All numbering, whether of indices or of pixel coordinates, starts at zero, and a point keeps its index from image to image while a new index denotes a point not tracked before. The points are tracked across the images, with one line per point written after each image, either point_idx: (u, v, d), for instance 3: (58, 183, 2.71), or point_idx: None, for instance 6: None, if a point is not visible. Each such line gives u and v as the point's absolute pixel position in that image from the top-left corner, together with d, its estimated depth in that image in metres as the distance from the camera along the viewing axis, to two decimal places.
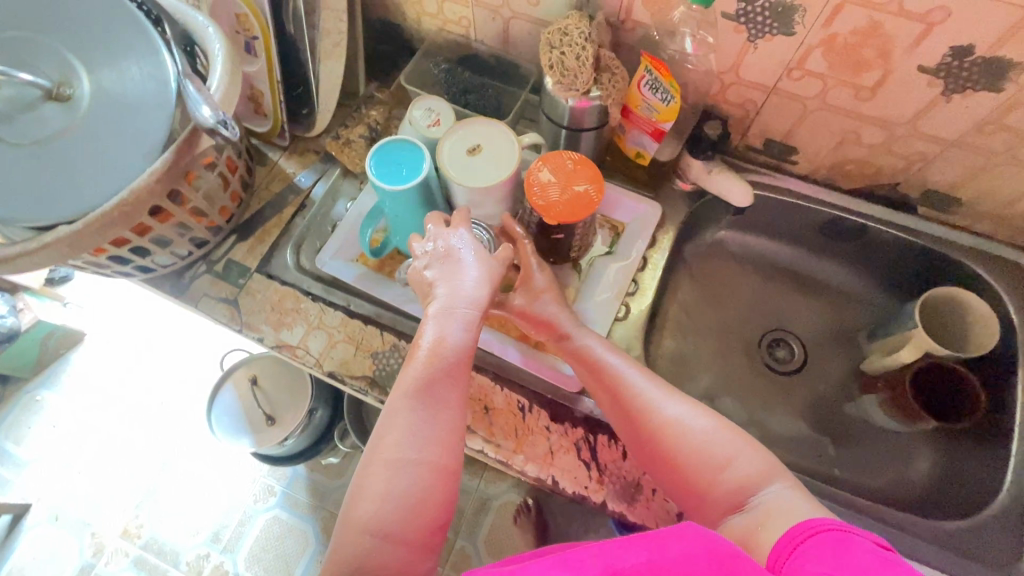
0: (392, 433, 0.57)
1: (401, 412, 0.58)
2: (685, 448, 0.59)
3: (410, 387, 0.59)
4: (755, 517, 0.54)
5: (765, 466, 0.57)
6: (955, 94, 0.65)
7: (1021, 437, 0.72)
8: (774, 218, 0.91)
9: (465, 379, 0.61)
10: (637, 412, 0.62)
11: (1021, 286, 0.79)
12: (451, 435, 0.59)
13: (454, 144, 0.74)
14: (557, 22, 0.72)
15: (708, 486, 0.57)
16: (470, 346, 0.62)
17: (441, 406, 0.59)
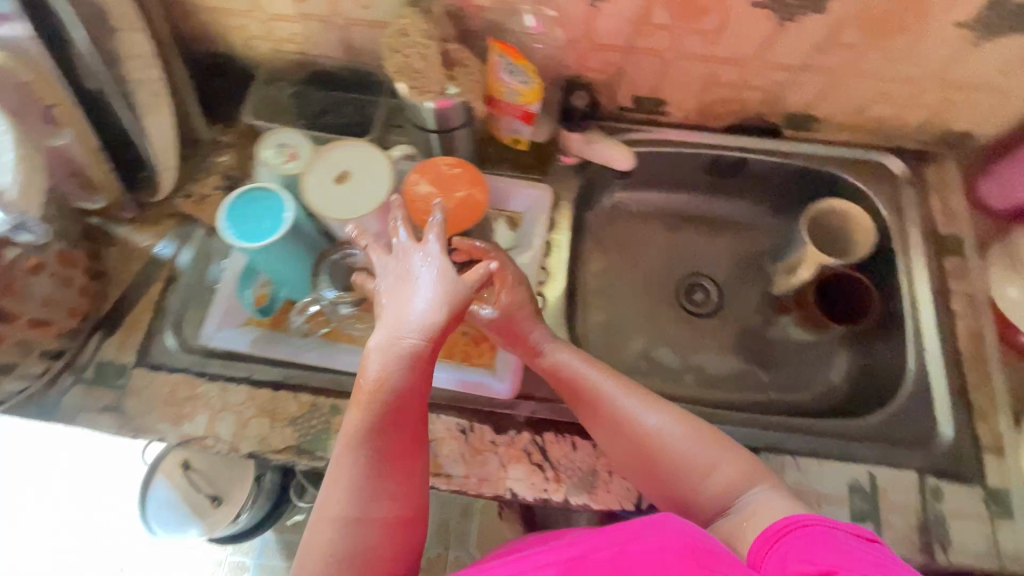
0: (338, 492, 0.52)
1: (351, 467, 0.52)
2: (666, 455, 0.59)
3: (361, 431, 0.53)
4: (741, 514, 0.54)
5: (744, 466, 0.58)
6: (789, 22, 0.67)
7: (911, 316, 0.78)
8: (662, 170, 0.92)
9: (419, 424, 0.55)
10: (610, 425, 0.61)
11: (887, 184, 0.85)
12: (402, 476, 0.54)
13: (319, 178, 0.70)
14: (395, 23, 0.68)
15: (689, 488, 0.58)
16: (422, 382, 0.54)
17: (392, 455, 0.53)
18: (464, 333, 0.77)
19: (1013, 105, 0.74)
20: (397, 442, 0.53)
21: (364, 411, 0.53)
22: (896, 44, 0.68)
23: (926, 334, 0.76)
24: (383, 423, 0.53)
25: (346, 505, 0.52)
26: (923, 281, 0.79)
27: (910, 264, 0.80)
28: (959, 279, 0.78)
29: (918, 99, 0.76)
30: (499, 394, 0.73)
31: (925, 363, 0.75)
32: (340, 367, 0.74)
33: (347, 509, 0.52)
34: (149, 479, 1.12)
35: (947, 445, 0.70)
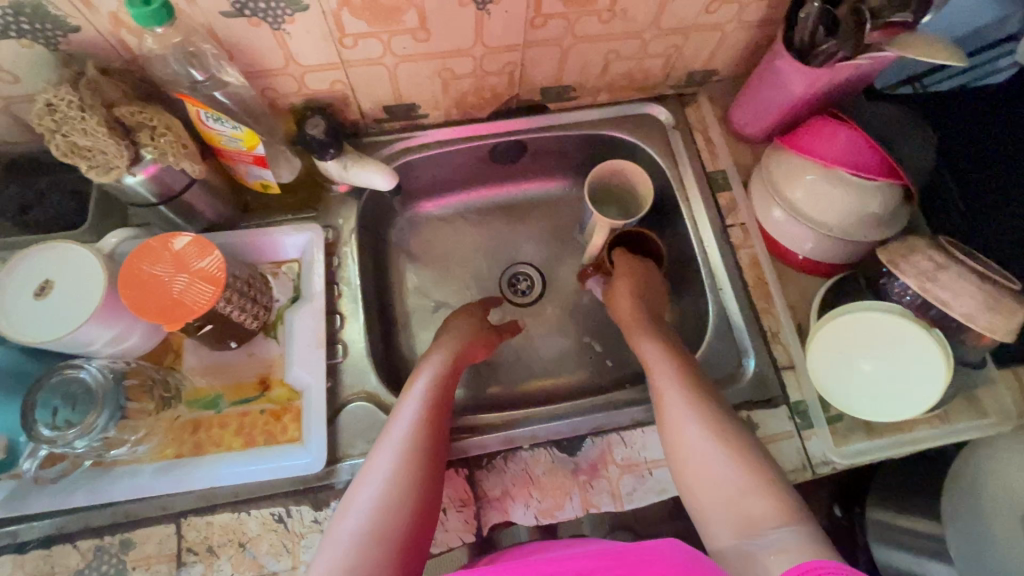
0: (434, 467, 0.59)
1: (434, 450, 0.61)
2: (701, 475, 0.55)
3: (414, 435, 0.61)
4: (760, 550, 0.48)
5: (771, 503, 0.50)
6: (488, 6, 0.63)
7: (703, 258, 0.81)
8: (447, 170, 0.88)
9: (430, 459, 0.59)
10: (683, 425, 0.59)
11: (658, 134, 0.87)
12: (397, 534, 0.53)
13: (12, 300, 0.59)
14: (39, 97, 0.56)
15: (711, 501, 0.54)
16: (443, 397, 0.67)
17: (437, 459, 0.60)
18: (261, 411, 0.70)
19: (734, 36, 0.76)
20: (443, 449, 0.62)
21: (405, 421, 0.62)
22: (602, 5, 0.66)
23: (718, 272, 0.80)
24: (440, 406, 0.65)
25: (419, 505, 0.56)
26: (705, 221, 0.82)
27: (691, 207, 0.83)
28: (733, 212, 0.82)
29: (651, 50, 0.76)
30: (308, 469, 0.66)
31: (721, 300, 0.79)
32: (119, 497, 0.64)
33: (410, 521, 0.55)
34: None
35: (753, 374, 0.74)
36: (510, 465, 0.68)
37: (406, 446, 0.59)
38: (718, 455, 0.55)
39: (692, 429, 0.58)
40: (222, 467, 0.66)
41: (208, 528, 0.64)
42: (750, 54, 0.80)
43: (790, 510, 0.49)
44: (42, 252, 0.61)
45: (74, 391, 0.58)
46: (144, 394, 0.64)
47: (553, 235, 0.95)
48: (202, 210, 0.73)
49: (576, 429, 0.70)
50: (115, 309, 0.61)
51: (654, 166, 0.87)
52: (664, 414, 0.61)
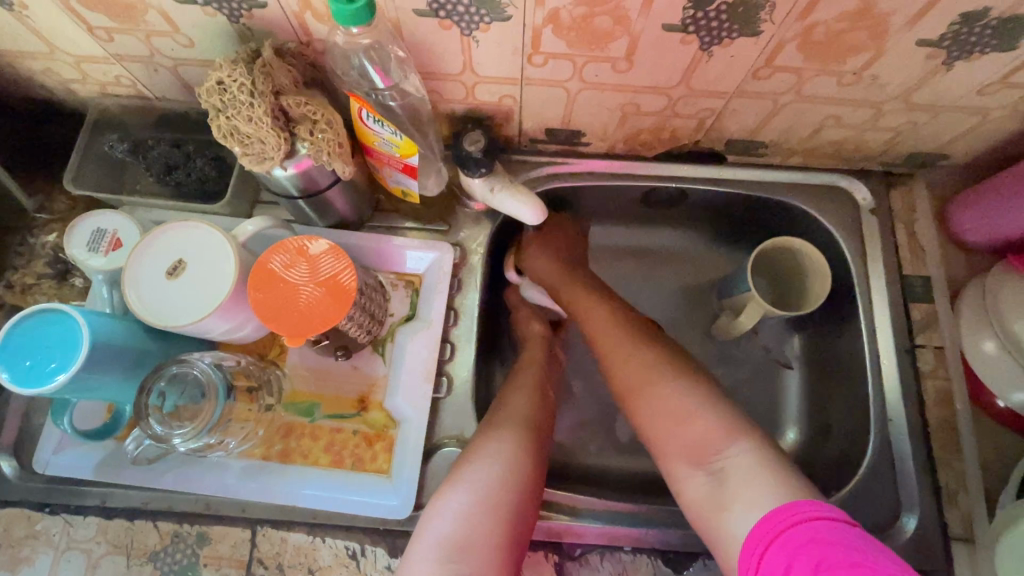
0: (529, 492, 0.54)
1: (532, 473, 0.55)
2: (648, 413, 0.57)
3: (517, 446, 0.56)
4: (714, 485, 0.51)
5: (718, 428, 0.53)
6: (714, 47, 0.52)
7: (875, 376, 0.67)
8: (589, 203, 0.79)
9: (532, 470, 0.56)
10: (632, 360, 0.61)
11: (850, 213, 0.73)
12: (499, 541, 0.49)
13: (146, 275, 0.57)
14: (211, 73, 0.52)
15: (665, 433, 0.56)
16: (544, 407, 0.63)
17: (535, 480, 0.55)
18: (353, 432, 0.65)
19: (994, 124, 0.61)
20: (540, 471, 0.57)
21: (503, 426, 0.59)
22: (850, 67, 0.54)
23: (890, 399, 0.66)
24: (540, 415, 0.61)
25: (514, 527, 0.51)
26: (887, 333, 0.68)
27: (873, 312, 0.69)
28: (925, 331, 0.68)
29: (880, 122, 0.63)
30: (392, 512, 0.62)
31: (888, 434, 0.65)
32: (203, 489, 0.62)
33: (504, 542, 0.50)
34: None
35: (909, 537, 0.62)
36: (604, 565, 0.61)
37: (507, 449, 0.56)
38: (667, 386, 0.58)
39: (623, 355, 0.62)
40: (306, 485, 0.62)
41: (282, 544, 0.62)
42: (1002, 146, 0.65)
43: (733, 432, 0.53)
44: (190, 229, 0.58)
45: (185, 379, 0.56)
46: (248, 396, 0.61)
47: (685, 292, 0.83)
48: (338, 208, 0.68)
49: (688, 544, 0.62)
50: (239, 304, 0.58)
51: (833, 250, 0.73)
52: (605, 355, 0.64)
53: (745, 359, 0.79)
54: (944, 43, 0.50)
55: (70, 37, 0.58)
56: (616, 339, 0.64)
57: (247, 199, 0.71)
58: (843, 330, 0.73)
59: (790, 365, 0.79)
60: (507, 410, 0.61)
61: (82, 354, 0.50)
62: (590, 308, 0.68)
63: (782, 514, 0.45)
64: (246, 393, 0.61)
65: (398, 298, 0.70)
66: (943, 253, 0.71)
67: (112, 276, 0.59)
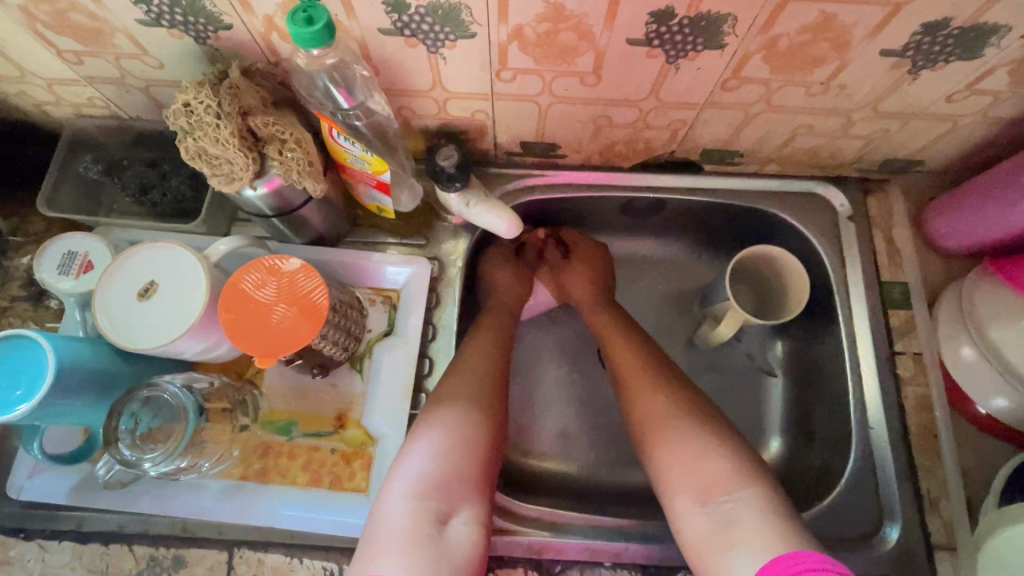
0: (497, 432, 0.58)
1: (500, 414, 0.59)
2: (660, 446, 0.57)
3: (488, 390, 0.60)
4: (720, 523, 0.50)
5: (728, 467, 0.53)
6: (680, 60, 0.52)
7: (855, 383, 0.67)
8: (569, 214, 0.79)
9: (502, 409, 0.60)
10: (645, 388, 0.62)
11: (827, 221, 0.73)
12: (474, 474, 0.54)
13: (117, 298, 0.56)
14: (178, 95, 0.52)
15: (676, 469, 0.55)
16: (508, 348, 0.67)
17: (503, 419, 0.59)
18: (331, 450, 0.65)
19: (965, 131, 0.61)
20: (505, 407, 0.61)
21: (473, 369, 0.61)
22: (817, 77, 0.54)
23: (870, 406, 0.66)
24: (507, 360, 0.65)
25: (486, 462, 0.55)
26: (866, 340, 0.68)
27: (851, 318, 0.69)
28: (904, 337, 0.68)
29: (852, 130, 0.63)
30: None
31: (868, 442, 0.65)
32: (178, 511, 0.61)
33: (478, 473, 0.54)
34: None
35: (893, 547, 0.61)
36: None
37: (480, 392, 0.59)
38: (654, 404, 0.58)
39: (642, 390, 0.62)
40: (283, 505, 0.62)
41: (259, 565, 0.61)
42: (975, 152, 0.65)
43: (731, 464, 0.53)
44: (162, 250, 0.58)
45: (159, 403, 0.56)
46: (223, 416, 0.60)
47: (667, 301, 0.83)
48: (314, 225, 0.68)
49: (669, 558, 0.61)
50: (212, 325, 0.58)
51: (812, 257, 0.73)
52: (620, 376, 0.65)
53: (728, 368, 0.79)
54: (908, 52, 0.50)
55: (40, 61, 0.58)
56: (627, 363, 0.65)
57: (223, 217, 0.71)
58: (823, 337, 0.73)
59: (773, 373, 0.78)
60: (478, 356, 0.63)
61: (48, 379, 0.49)
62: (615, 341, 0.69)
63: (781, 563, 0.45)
64: (220, 414, 0.60)
65: (377, 314, 0.70)
66: (920, 258, 0.71)
67: (84, 299, 0.59)
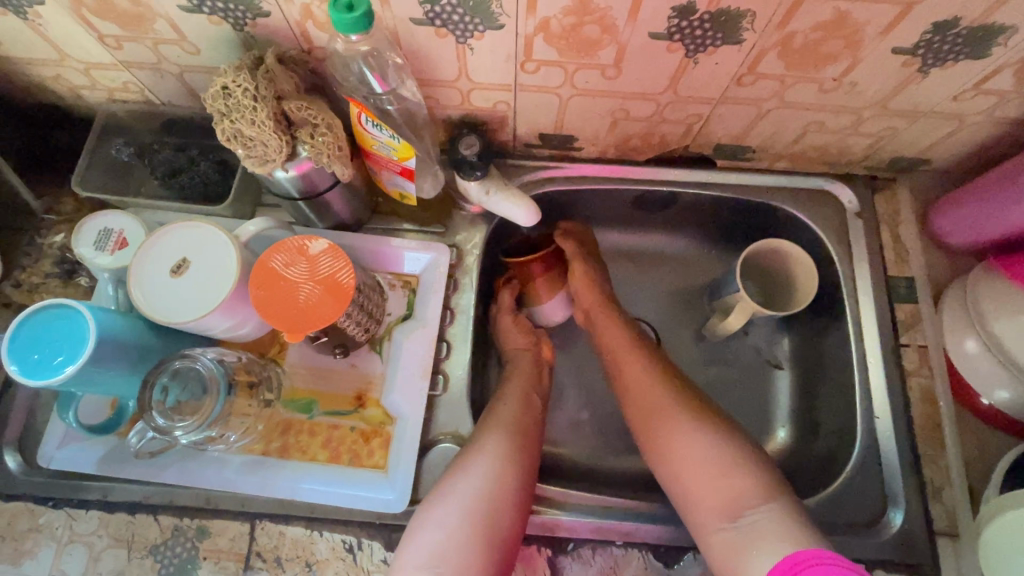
0: (509, 501, 0.57)
1: (514, 484, 0.58)
2: (685, 464, 0.59)
3: (499, 462, 0.59)
4: (744, 538, 0.53)
5: (753, 485, 0.56)
6: (699, 54, 0.55)
7: (861, 374, 0.69)
8: (582, 207, 0.81)
9: (517, 481, 0.59)
10: (675, 421, 0.61)
11: (835, 217, 0.75)
12: (478, 553, 0.54)
13: (150, 273, 0.58)
14: (217, 78, 0.54)
15: (699, 484, 0.57)
16: (532, 417, 0.65)
17: (518, 490, 0.58)
18: (351, 428, 0.67)
19: (971, 130, 0.63)
20: (524, 477, 0.60)
21: (490, 441, 0.61)
22: (829, 74, 0.56)
23: (875, 396, 0.68)
24: (526, 425, 0.63)
25: (494, 534, 0.55)
26: (872, 332, 0.70)
27: (858, 311, 0.71)
28: (909, 330, 0.70)
29: (862, 128, 0.65)
30: (387, 506, 0.63)
31: (874, 430, 0.67)
32: (203, 483, 0.63)
33: (482, 554, 0.54)
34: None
35: (897, 531, 0.63)
36: (596, 559, 0.61)
37: (490, 464, 0.59)
38: (698, 440, 0.59)
39: (661, 404, 0.63)
40: (304, 480, 0.64)
41: (280, 538, 0.62)
42: (981, 151, 0.67)
43: (769, 491, 0.55)
44: (195, 229, 0.60)
45: (188, 375, 0.58)
46: (248, 391, 0.63)
47: (677, 295, 0.85)
48: (337, 210, 0.70)
49: (679, 538, 0.63)
50: (240, 302, 0.60)
51: (819, 252, 0.75)
52: (645, 400, 0.65)
53: (735, 360, 0.81)
54: (918, 50, 0.52)
55: (81, 45, 0.60)
56: (650, 380, 0.65)
57: (249, 202, 0.73)
58: (830, 329, 0.75)
59: (780, 366, 0.80)
60: (491, 423, 0.63)
61: (89, 347, 0.51)
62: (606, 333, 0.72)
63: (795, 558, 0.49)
64: (246, 388, 0.62)
65: (398, 298, 0.72)
66: (926, 254, 0.73)
67: (117, 274, 0.61)
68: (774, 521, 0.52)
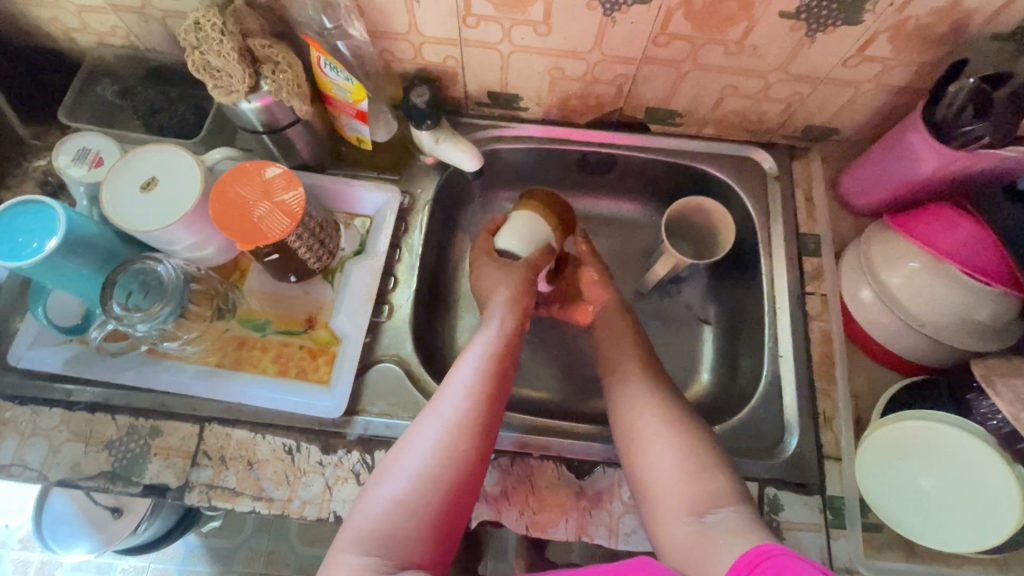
0: (457, 481, 0.57)
1: (465, 462, 0.59)
2: (654, 452, 0.61)
3: (451, 439, 0.59)
4: (710, 531, 0.53)
5: (725, 485, 0.58)
6: (615, 13, 0.62)
7: (771, 319, 0.76)
8: (531, 168, 0.88)
9: (473, 459, 0.59)
10: (640, 403, 0.66)
11: (755, 181, 0.82)
12: (422, 529, 0.55)
13: (121, 187, 0.65)
14: (191, 16, 0.61)
15: (668, 475, 0.59)
16: (499, 392, 0.64)
17: (472, 468, 0.59)
18: (300, 346, 0.73)
19: (865, 98, 0.71)
20: (478, 453, 0.60)
21: (443, 416, 0.61)
22: (731, 36, 0.64)
23: (781, 338, 0.74)
24: (487, 402, 0.62)
25: (441, 510, 0.56)
26: (782, 283, 0.77)
27: (770, 264, 0.78)
28: (816, 280, 0.76)
29: (772, 94, 0.72)
30: (328, 412, 0.69)
31: (778, 367, 0.73)
32: (161, 386, 0.69)
33: (427, 530, 0.55)
34: (45, 492, 1.14)
35: (792, 455, 0.68)
36: (515, 467, 0.67)
37: (443, 441, 0.59)
38: (669, 427, 0.63)
39: (641, 407, 0.65)
40: (253, 388, 0.70)
41: (226, 439, 0.68)
42: (879, 120, 0.74)
43: (734, 494, 0.57)
44: (164, 151, 0.66)
45: (148, 281, 0.64)
46: (205, 301, 0.68)
47: (617, 254, 0.92)
48: (299, 149, 0.77)
49: (592, 453, 0.68)
50: (202, 218, 0.66)
51: (741, 213, 0.83)
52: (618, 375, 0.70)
53: (666, 315, 0.88)
54: (802, 15, 0.60)
55: None
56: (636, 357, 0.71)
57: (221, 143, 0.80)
58: (748, 283, 0.82)
59: (707, 321, 0.87)
60: (448, 400, 0.62)
61: (59, 231, 0.58)
62: (602, 300, 0.79)
63: (747, 556, 0.47)
64: (203, 297, 0.68)
65: (353, 235, 0.78)
66: (836, 215, 0.80)
67: (93, 190, 0.67)
68: (737, 518, 0.54)
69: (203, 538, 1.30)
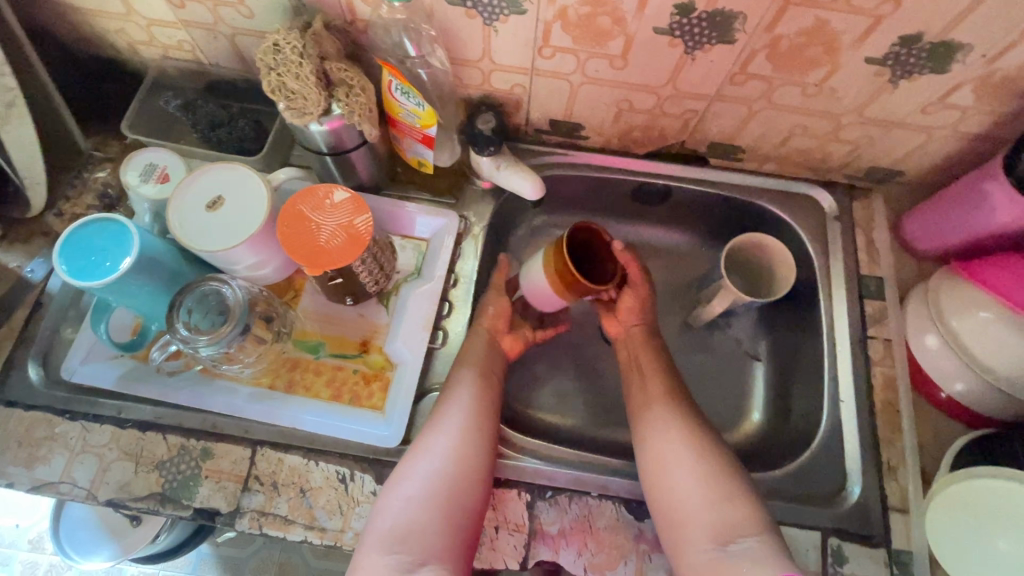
0: (469, 478, 0.59)
1: (474, 458, 0.61)
2: (676, 475, 0.60)
3: (458, 438, 0.61)
4: (733, 562, 0.53)
5: (749, 516, 0.56)
6: (696, 51, 0.62)
7: (831, 361, 0.75)
8: (584, 195, 0.88)
9: (480, 457, 0.61)
10: (663, 424, 0.65)
11: (815, 219, 0.81)
12: (443, 524, 0.56)
13: (185, 205, 0.64)
14: (269, 37, 0.61)
15: (688, 501, 0.58)
16: (494, 394, 0.67)
17: (480, 465, 0.61)
18: (354, 370, 0.72)
19: (938, 144, 0.70)
20: (484, 450, 0.62)
21: (450, 420, 0.63)
22: (811, 78, 0.63)
23: (842, 382, 0.73)
24: (486, 403, 0.66)
25: (458, 506, 0.57)
26: (843, 325, 0.76)
27: (830, 305, 0.77)
28: (877, 324, 0.75)
29: (842, 135, 0.72)
30: (383, 441, 0.68)
31: (838, 412, 0.72)
32: (214, 406, 0.68)
33: (448, 526, 0.56)
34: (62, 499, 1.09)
35: (854, 504, 0.67)
36: (572, 506, 0.66)
37: (452, 441, 0.61)
38: (690, 450, 0.62)
39: (663, 431, 0.64)
40: (306, 412, 0.69)
41: (278, 464, 0.66)
42: (948, 166, 0.74)
43: (763, 525, 0.56)
44: (230, 170, 0.65)
45: (210, 301, 0.63)
46: (264, 324, 0.67)
47: (666, 285, 0.91)
48: (359, 171, 0.76)
49: None
50: (266, 240, 0.65)
51: (799, 250, 0.82)
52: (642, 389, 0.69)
53: (717, 349, 0.87)
54: (888, 61, 0.59)
55: (147, 2, 0.67)
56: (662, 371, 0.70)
57: (278, 160, 0.80)
58: (804, 322, 0.80)
59: (758, 357, 0.86)
60: (451, 403, 0.65)
61: (132, 253, 0.58)
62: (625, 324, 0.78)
63: None
64: (263, 320, 0.67)
65: (409, 258, 0.78)
66: (897, 258, 0.79)
67: (157, 206, 0.67)
68: (759, 551, 0.53)
69: (215, 546, 1.27)
